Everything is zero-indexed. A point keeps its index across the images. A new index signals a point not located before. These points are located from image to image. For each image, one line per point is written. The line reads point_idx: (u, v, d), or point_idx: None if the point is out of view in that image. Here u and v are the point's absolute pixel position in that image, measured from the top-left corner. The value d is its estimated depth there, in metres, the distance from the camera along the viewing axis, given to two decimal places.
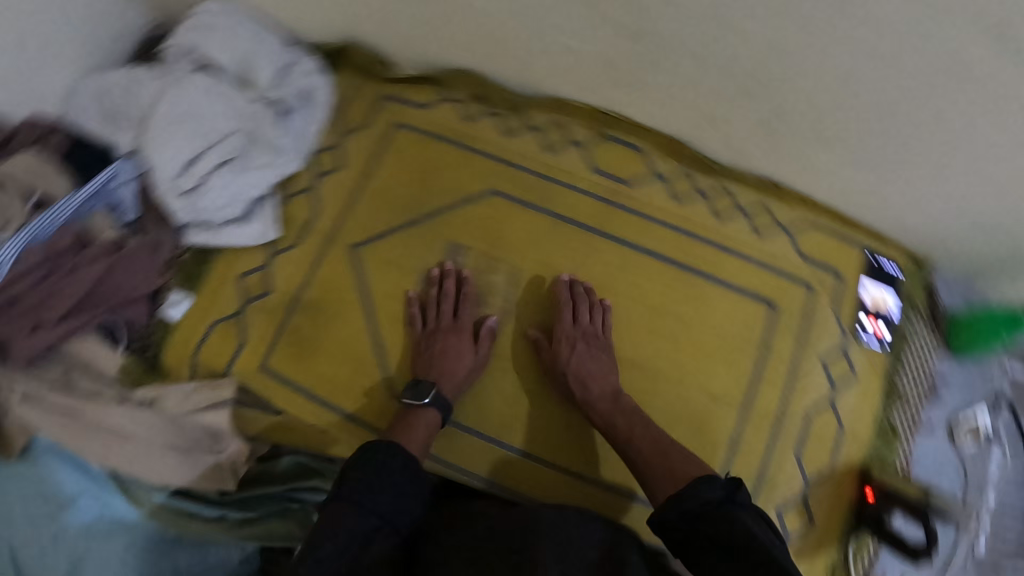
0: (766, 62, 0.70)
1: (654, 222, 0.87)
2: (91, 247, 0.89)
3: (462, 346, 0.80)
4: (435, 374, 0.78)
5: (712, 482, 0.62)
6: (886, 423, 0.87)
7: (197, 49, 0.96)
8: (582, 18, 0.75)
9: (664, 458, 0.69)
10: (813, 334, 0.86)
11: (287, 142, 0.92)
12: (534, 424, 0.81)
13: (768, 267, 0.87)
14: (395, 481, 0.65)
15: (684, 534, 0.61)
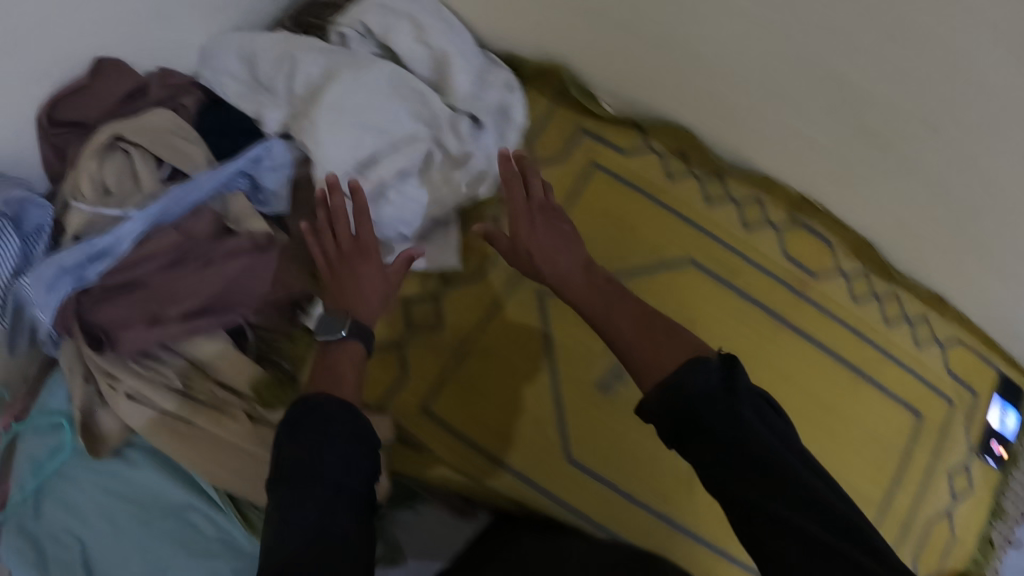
0: (987, 189, 0.78)
1: (833, 317, 0.91)
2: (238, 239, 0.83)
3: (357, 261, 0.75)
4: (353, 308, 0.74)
5: (705, 367, 0.61)
6: (987, 536, 0.94)
7: (384, 35, 0.87)
8: (828, 112, 0.79)
9: (647, 337, 0.68)
10: (948, 445, 0.92)
11: (475, 161, 0.85)
12: (497, 350, 0.81)
13: (921, 378, 0.92)
14: (340, 445, 0.59)
15: (683, 422, 0.60)
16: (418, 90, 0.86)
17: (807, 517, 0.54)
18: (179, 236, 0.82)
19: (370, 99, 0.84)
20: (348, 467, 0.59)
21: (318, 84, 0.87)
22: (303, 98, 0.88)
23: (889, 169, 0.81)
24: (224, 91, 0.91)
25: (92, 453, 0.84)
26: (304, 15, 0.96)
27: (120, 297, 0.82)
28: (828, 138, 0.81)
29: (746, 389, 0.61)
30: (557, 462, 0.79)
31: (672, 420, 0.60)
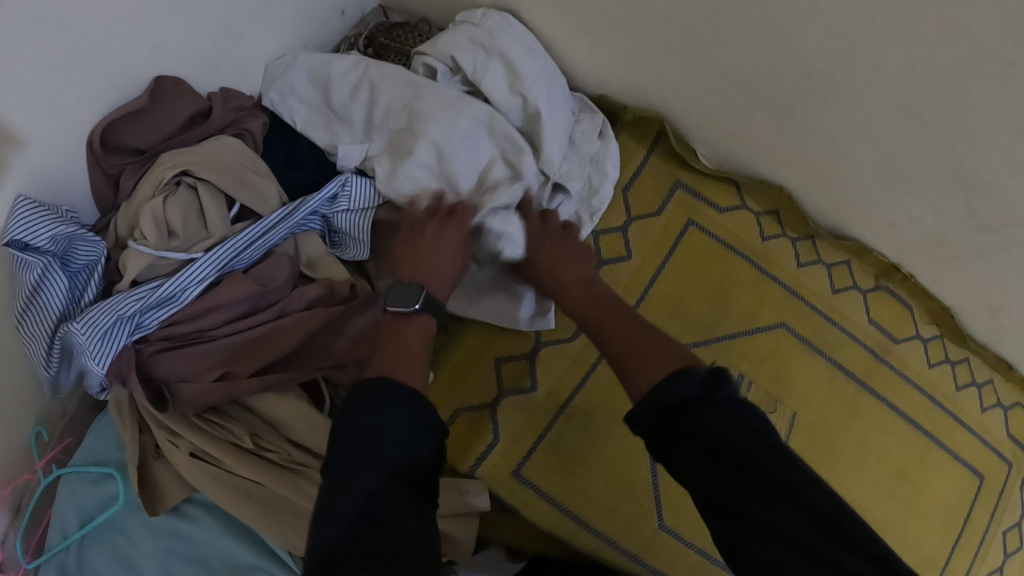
0: None
1: (909, 384, 0.92)
2: (313, 289, 0.78)
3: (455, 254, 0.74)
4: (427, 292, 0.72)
5: (688, 380, 0.59)
6: None
7: (478, 72, 0.80)
8: (943, 190, 0.77)
9: (635, 343, 0.67)
10: (1006, 507, 0.95)
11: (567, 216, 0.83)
12: (566, 385, 0.81)
13: (986, 444, 0.95)
14: (398, 427, 0.58)
15: (669, 436, 0.58)
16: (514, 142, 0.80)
17: (812, 533, 0.53)
18: (250, 283, 0.76)
19: (461, 149, 0.78)
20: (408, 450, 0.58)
21: (409, 131, 0.79)
22: (390, 143, 0.81)
23: (993, 252, 0.81)
24: (293, 118, 0.83)
25: (147, 511, 0.78)
26: (377, 35, 0.89)
27: (183, 348, 0.75)
28: (939, 216, 0.80)
29: (736, 400, 0.59)
30: (650, 531, 0.80)
31: (657, 434, 0.59)
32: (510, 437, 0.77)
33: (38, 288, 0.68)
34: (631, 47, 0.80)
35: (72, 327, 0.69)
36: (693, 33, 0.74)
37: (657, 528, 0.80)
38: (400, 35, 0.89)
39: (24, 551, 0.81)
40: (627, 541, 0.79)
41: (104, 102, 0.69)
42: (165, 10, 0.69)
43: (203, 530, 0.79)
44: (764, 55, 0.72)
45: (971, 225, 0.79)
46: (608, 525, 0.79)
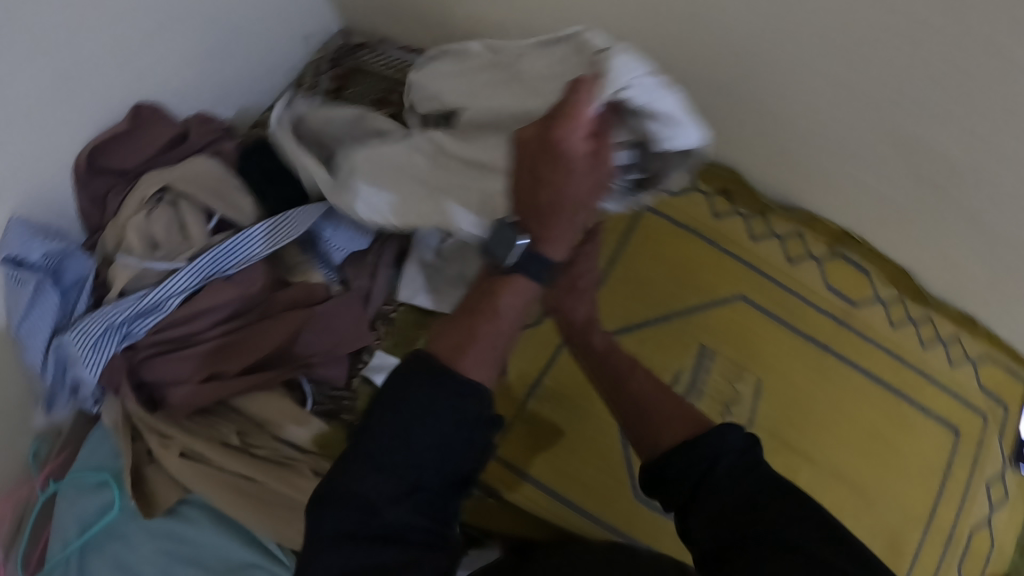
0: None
1: (874, 345, 0.94)
2: (295, 292, 0.83)
3: (579, 167, 0.59)
4: (556, 238, 0.63)
5: (724, 441, 0.64)
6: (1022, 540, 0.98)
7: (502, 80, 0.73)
8: (875, 153, 0.81)
9: (661, 400, 0.71)
10: (986, 458, 0.96)
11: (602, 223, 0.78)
12: (539, 366, 0.85)
13: (958, 398, 0.96)
14: (447, 439, 0.57)
15: (698, 486, 0.62)
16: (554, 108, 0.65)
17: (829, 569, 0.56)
18: (227, 291, 0.80)
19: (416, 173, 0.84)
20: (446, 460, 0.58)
21: (456, 157, 0.73)
22: (434, 172, 0.74)
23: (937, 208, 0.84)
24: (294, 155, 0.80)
25: (143, 514, 0.81)
26: (344, 57, 0.94)
27: (169, 355, 0.79)
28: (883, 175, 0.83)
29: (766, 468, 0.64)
30: (629, 504, 0.82)
31: (688, 486, 0.63)
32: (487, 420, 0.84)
33: (33, 303, 0.74)
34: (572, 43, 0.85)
35: (67, 336, 0.75)
36: (625, 24, 0.80)
37: (636, 502, 0.82)
38: (363, 57, 0.94)
39: (26, 566, 0.85)
40: (607, 514, 0.81)
41: (86, 129, 0.75)
42: (134, 47, 0.75)
43: (195, 531, 0.82)
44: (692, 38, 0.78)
45: (908, 184, 0.82)
46: (586, 498, 0.81)
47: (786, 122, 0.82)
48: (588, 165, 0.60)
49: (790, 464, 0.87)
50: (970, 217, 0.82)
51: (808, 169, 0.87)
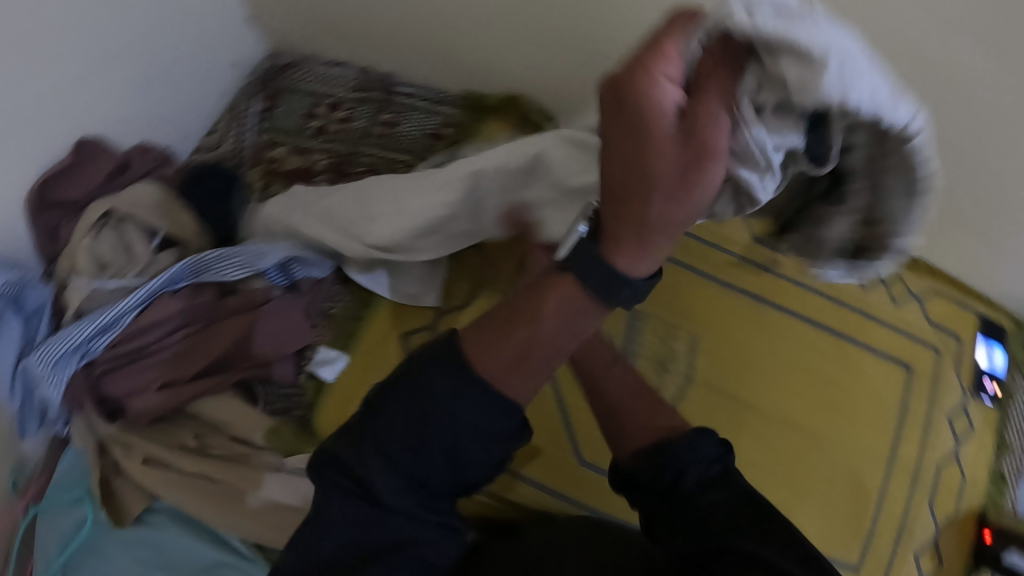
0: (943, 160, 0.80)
1: (812, 292, 0.94)
2: (239, 299, 0.86)
3: (662, 152, 0.47)
4: (660, 243, 0.51)
5: (707, 441, 0.66)
6: (998, 471, 0.96)
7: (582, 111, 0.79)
8: None
9: (651, 407, 0.73)
10: (944, 391, 0.95)
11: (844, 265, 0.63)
12: None
13: (907, 335, 0.95)
14: (464, 450, 0.57)
15: (669, 490, 0.64)
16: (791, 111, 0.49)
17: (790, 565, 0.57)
18: (176, 304, 0.84)
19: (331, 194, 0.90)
20: (455, 468, 0.58)
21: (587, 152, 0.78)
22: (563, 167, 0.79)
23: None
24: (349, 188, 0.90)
25: (116, 524, 0.85)
26: (274, 78, 1.00)
27: (127, 367, 0.84)
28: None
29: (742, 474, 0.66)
30: (575, 471, 0.82)
31: (659, 491, 0.65)
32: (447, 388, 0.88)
33: None
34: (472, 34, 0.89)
35: (30, 359, 0.80)
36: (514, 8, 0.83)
37: (582, 468, 0.83)
38: (290, 75, 1.00)
39: None
40: (556, 482, 0.83)
41: (30, 170, 0.82)
42: (63, 90, 0.81)
43: (165, 535, 0.85)
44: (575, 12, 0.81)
45: None
46: (532, 469, 0.83)
47: None
48: (676, 151, 0.47)
49: (736, 416, 0.88)
50: None
51: None
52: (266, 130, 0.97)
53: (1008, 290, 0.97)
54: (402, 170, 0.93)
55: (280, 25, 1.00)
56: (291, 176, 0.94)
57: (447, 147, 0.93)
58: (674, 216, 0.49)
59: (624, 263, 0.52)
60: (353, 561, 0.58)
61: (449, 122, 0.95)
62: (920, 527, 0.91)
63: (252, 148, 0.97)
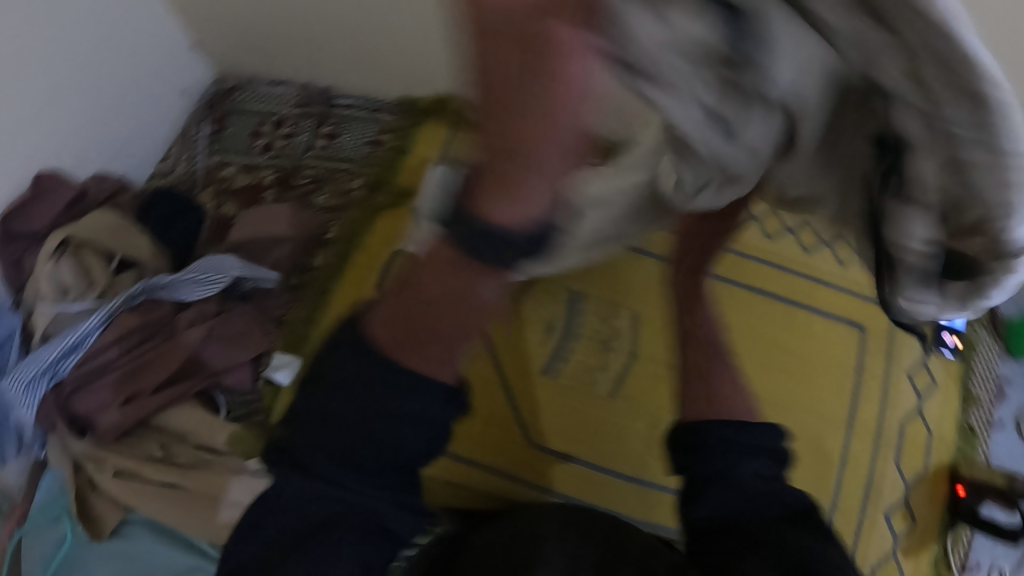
0: None
1: (755, 260, 0.95)
2: (193, 312, 0.89)
3: (526, 102, 0.33)
4: (525, 172, 0.36)
5: (774, 434, 0.68)
6: (966, 424, 0.95)
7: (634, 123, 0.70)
8: None
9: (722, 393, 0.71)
10: (902, 347, 0.94)
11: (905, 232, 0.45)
12: None
13: (856, 294, 0.95)
14: (397, 434, 0.53)
15: (723, 472, 0.64)
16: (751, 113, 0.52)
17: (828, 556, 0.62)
18: (135, 320, 0.88)
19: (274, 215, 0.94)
20: (388, 456, 0.55)
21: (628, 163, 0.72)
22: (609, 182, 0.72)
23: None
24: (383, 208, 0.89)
25: (93, 538, 0.88)
26: (219, 101, 1.04)
27: (93, 384, 0.88)
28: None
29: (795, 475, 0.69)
30: (526, 453, 0.82)
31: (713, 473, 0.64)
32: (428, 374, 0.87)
33: None
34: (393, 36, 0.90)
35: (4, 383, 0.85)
36: None
37: (535, 450, 0.82)
38: (235, 96, 1.04)
39: None
40: (511, 466, 0.82)
41: None
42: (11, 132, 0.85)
43: (140, 545, 0.88)
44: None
45: None
46: (485, 455, 0.82)
47: None
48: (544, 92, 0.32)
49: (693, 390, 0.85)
50: None
51: None
52: (215, 151, 1.01)
53: None
54: (345, 178, 0.97)
55: (219, 49, 1.04)
56: (241, 194, 0.99)
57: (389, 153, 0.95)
58: (537, 138, 0.34)
59: (491, 212, 0.40)
60: (301, 516, 0.59)
61: (386, 127, 0.98)
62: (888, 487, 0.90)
63: (203, 169, 1.01)
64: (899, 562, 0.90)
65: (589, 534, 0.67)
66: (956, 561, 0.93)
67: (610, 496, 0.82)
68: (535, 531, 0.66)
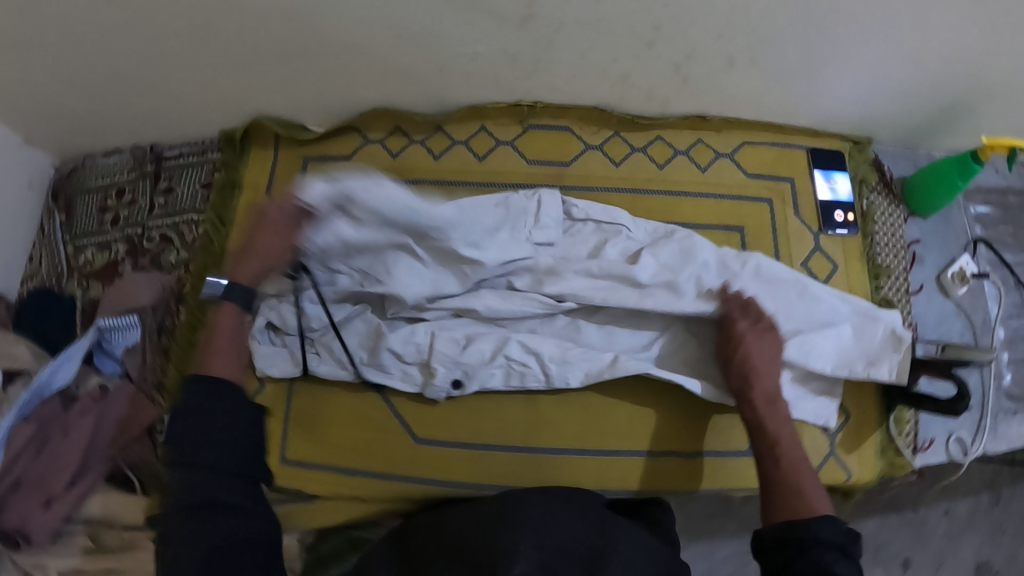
0: (667, 11, 0.70)
1: (601, 191, 0.89)
2: (83, 400, 0.91)
3: (264, 235, 0.67)
4: (256, 245, 0.68)
5: (835, 525, 0.60)
6: (880, 297, 0.89)
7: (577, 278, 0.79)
8: (473, 24, 0.73)
9: (797, 472, 0.66)
10: (786, 239, 0.89)
11: (332, 189, 0.62)
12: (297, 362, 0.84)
13: (724, 197, 0.89)
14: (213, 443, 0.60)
15: (788, 538, 0.61)
16: (640, 295, 0.77)
17: (843, 565, 0.57)
18: (32, 426, 0.87)
19: (133, 287, 0.97)
20: (225, 498, 0.58)
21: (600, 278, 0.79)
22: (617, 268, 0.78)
23: (559, 37, 0.74)
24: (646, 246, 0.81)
25: None
26: (62, 187, 1.08)
27: (16, 497, 0.85)
28: (487, 38, 0.74)
29: (834, 542, 0.59)
30: (411, 452, 0.81)
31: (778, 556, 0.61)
32: (305, 401, 0.83)
33: None
34: (188, 77, 0.87)
35: None
36: (195, 39, 0.80)
37: (419, 446, 0.81)
38: (80, 177, 1.07)
39: None
40: (403, 468, 0.81)
41: None
42: None
43: None
44: (240, 22, 0.76)
45: (518, 33, 0.73)
46: (374, 461, 0.81)
47: (379, 47, 0.78)
48: (265, 232, 0.67)
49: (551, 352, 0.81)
50: (596, 42, 0.75)
51: (439, 72, 0.82)
52: (70, 240, 1.06)
53: (828, 111, 0.89)
54: (189, 227, 1.01)
55: (50, 137, 1.02)
56: (102, 273, 1.03)
57: (223, 193, 0.96)
58: (254, 250, 0.68)
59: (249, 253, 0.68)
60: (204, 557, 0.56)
61: (217, 166, 1.00)
62: (830, 395, 0.82)
63: (65, 259, 1.05)
64: (842, 460, 0.84)
65: (568, 526, 0.64)
66: (906, 443, 0.87)
67: (511, 471, 0.80)
68: (512, 518, 0.65)
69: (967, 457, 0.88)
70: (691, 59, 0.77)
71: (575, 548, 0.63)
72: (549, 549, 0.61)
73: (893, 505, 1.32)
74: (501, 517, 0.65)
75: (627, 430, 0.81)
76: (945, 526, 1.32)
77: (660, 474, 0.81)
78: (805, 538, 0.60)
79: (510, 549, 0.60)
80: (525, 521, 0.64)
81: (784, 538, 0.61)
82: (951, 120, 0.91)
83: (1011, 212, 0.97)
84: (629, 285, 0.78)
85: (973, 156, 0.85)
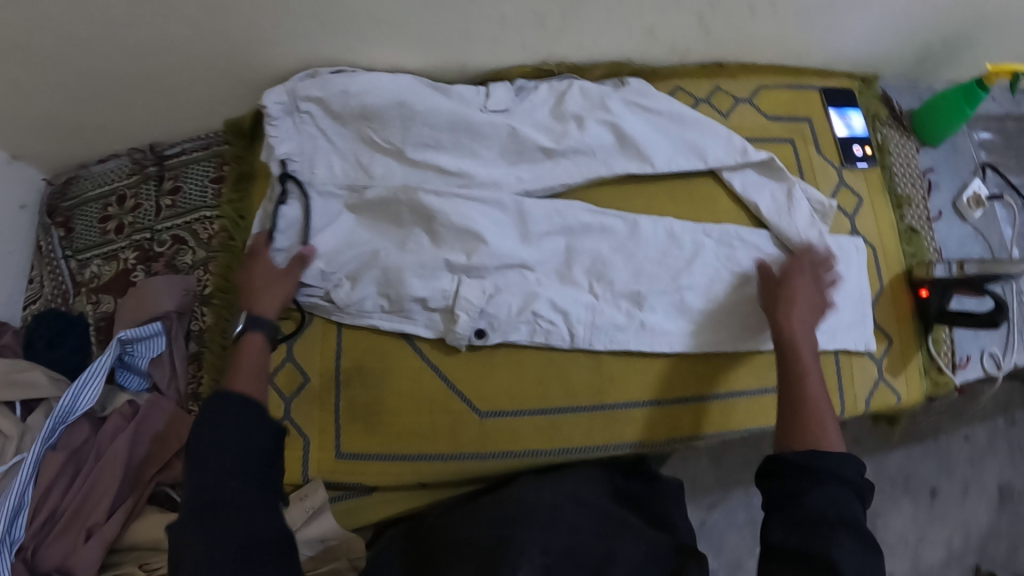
0: None
1: None
2: (113, 418, 0.85)
3: (266, 281, 0.74)
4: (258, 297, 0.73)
5: (844, 463, 0.58)
6: (905, 226, 0.92)
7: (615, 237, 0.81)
8: None
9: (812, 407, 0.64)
10: (813, 176, 0.90)
11: (281, 92, 0.75)
12: (344, 350, 0.80)
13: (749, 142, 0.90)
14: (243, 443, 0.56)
15: (793, 491, 0.57)
16: (643, 163, 0.83)
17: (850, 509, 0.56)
18: (61, 455, 0.82)
19: (153, 294, 0.91)
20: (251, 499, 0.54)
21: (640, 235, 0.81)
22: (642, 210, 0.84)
23: None
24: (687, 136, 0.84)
25: None
26: (57, 204, 1.01)
27: (54, 531, 0.79)
28: None
29: (840, 481, 0.58)
30: (477, 427, 0.79)
31: (779, 502, 0.58)
32: (357, 390, 0.80)
33: None
34: (195, 70, 0.82)
35: None
36: (203, 25, 0.74)
37: (484, 420, 0.79)
38: (74, 188, 1.01)
39: None
40: (471, 445, 0.79)
41: None
42: None
43: None
44: None
45: None
46: (440, 442, 0.79)
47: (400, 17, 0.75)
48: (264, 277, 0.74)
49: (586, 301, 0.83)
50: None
51: (462, 39, 0.80)
52: (74, 255, 1.00)
53: (840, 50, 0.91)
54: (206, 224, 0.99)
55: (40, 151, 0.95)
56: (114, 285, 0.98)
57: (235, 185, 0.93)
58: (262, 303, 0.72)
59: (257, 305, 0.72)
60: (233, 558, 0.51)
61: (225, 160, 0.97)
62: (863, 322, 0.84)
63: (70, 277, 0.99)
64: (890, 384, 0.86)
65: (576, 527, 0.67)
66: (945, 361, 0.90)
67: (580, 430, 0.80)
68: (523, 518, 0.67)
69: (1001, 370, 0.92)
70: (714, 7, 0.78)
71: (586, 548, 0.65)
72: (555, 552, 0.63)
73: (917, 437, 1.36)
74: (513, 517, 0.68)
75: (686, 378, 0.82)
76: (966, 453, 1.37)
77: (721, 417, 0.83)
78: (816, 472, 0.57)
79: (519, 544, 0.63)
80: (534, 522, 0.66)
81: (795, 470, 0.58)
82: (948, 53, 0.95)
83: (1011, 137, 1.02)
84: (635, 156, 0.82)
85: (979, 84, 0.88)
